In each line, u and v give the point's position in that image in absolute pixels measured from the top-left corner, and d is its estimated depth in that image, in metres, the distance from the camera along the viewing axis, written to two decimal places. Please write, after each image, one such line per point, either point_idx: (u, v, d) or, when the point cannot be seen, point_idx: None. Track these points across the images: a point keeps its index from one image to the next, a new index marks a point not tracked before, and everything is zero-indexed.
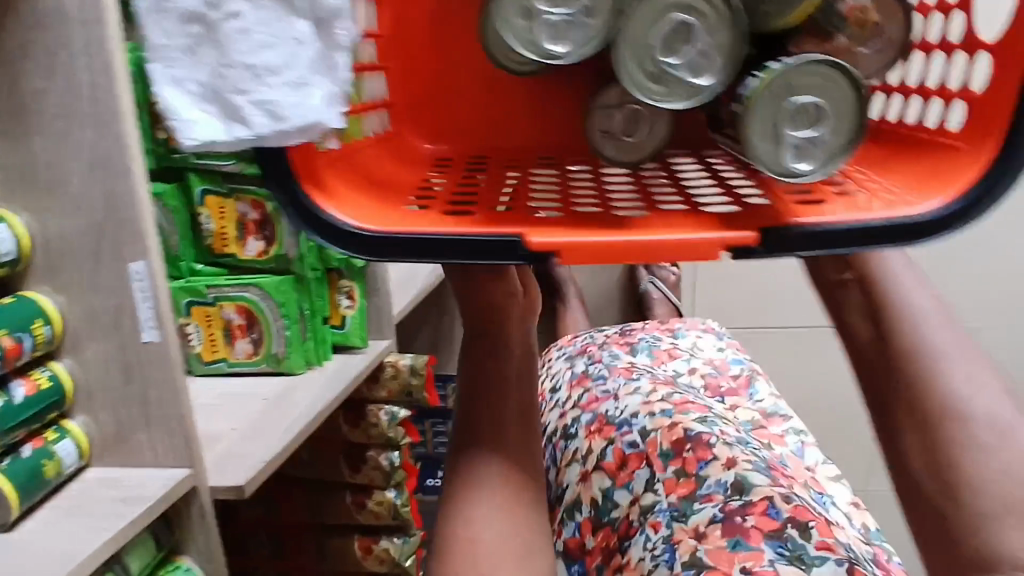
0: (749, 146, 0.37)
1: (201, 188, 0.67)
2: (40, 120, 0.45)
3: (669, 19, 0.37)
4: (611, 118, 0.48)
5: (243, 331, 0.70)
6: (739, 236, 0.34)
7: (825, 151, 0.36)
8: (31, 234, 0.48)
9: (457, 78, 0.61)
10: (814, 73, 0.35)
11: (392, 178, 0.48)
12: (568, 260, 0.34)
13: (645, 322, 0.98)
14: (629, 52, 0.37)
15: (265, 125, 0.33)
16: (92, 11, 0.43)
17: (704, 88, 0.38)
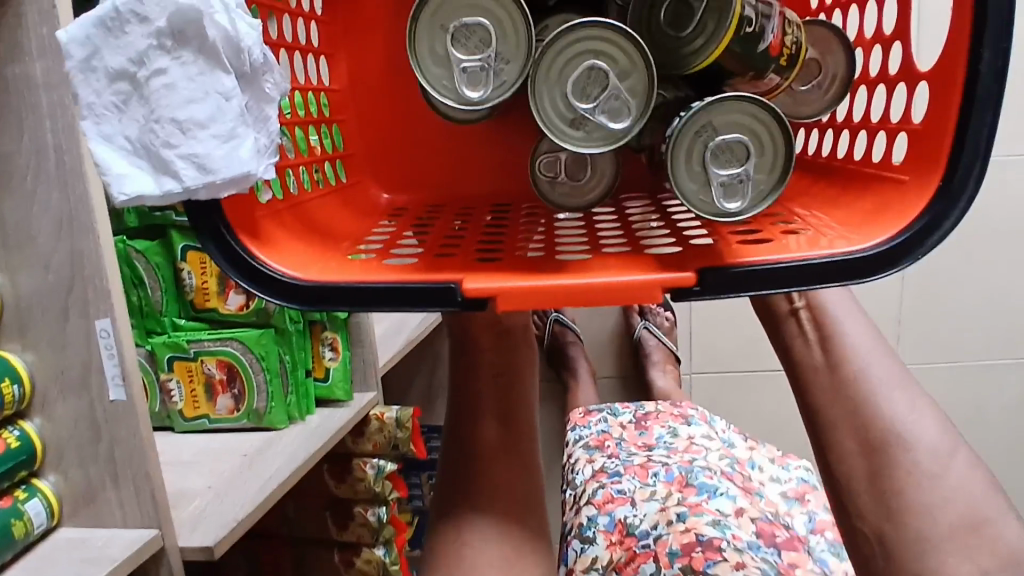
0: (680, 184, 0.39)
1: (182, 244, 0.68)
2: (9, 180, 0.46)
3: (581, 66, 0.40)
4: (557, 163, 0.49)
5: (224, 386, 0.70)
6: (677, 278, 0.36)
7: (746, 192, 0.39)
8: (0, 293, 0.48)
9: (416, 128, 0.63)
10: (732, 113, 0.39)
11: (343, 233, 0.51)
12: (500, 306, 0.36)
13: (661, 405, 1.01)
14: (548, 99, 0.40)
15: (195, 178, 0.34)
16: (59, 75, 0.44)
17: (622, 133, 0.40)
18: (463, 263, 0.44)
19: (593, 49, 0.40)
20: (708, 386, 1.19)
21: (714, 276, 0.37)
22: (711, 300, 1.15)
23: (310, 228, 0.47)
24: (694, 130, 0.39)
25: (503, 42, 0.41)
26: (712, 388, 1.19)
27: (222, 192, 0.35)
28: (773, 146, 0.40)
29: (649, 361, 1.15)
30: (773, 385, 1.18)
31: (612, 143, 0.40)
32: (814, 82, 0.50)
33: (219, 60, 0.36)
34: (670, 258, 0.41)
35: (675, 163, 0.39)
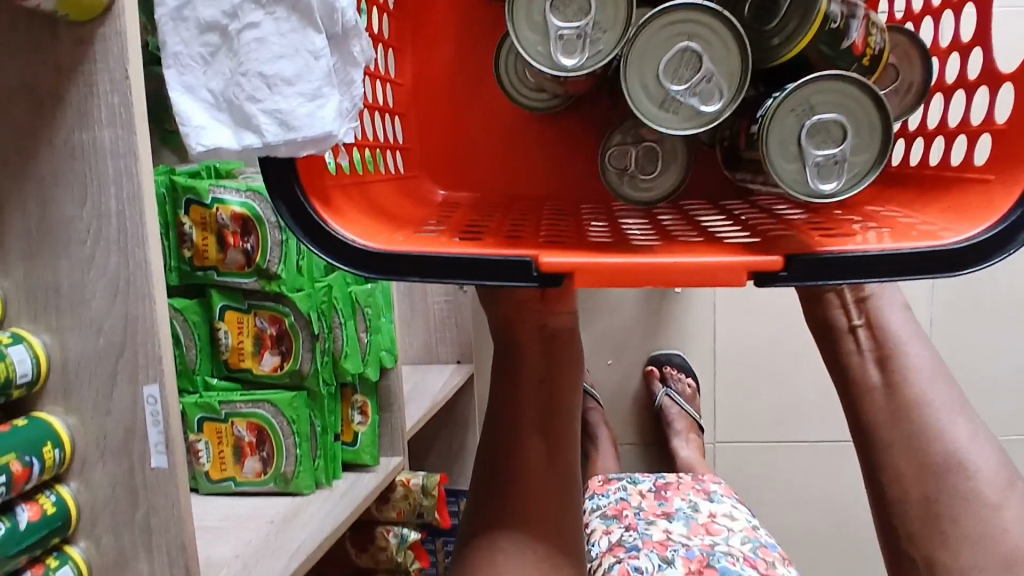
0: (774, 166, 0.42)
1: (221, 303, 0.68)
2: (67, 243, 0.47)
3: (676, 46, 0.43)
4: (627, 156, 0.55)
5: (253, 449, 0.69)
6: (766, 262, 0.38)
7: (841, 173, 0.41)
8: (48, 354, 0.48)
9: (479, 130, 0.67)
10: (831, 95, 0.41)
11: (406, 214, 0.53)
12: (579, 282, 0.37)
13: (684, 478, 1.02)
14: (638, 79, 0.43)
15: (275, 131, 0.39)
16: (126, 145, 0.45)
17: (713, 115, 0.42)
18: (535, 244, 0.45)
19: (691, 32, 0.42)
20: (731, 457, 1.18)
21: (803, 262, 0.38)
22: (737, 369, 1.15)
23: (375, 207, 0.48)
24: (790, 108, 0.42)
25: (602, 12, 0.44)
26: (735, 459, 1.17)
27: (301, 151, 0.39)
28: (871, 126, 0.42)
29: (672, 429, 1.13)
30: (798, 459, 1.16)
31: (704, 126, 0.43)
32: (892, 87, 0.54)
33: (311, 20, 0.41)
34: (751, 247, 0.42)
35: (770, 139, 0.42)
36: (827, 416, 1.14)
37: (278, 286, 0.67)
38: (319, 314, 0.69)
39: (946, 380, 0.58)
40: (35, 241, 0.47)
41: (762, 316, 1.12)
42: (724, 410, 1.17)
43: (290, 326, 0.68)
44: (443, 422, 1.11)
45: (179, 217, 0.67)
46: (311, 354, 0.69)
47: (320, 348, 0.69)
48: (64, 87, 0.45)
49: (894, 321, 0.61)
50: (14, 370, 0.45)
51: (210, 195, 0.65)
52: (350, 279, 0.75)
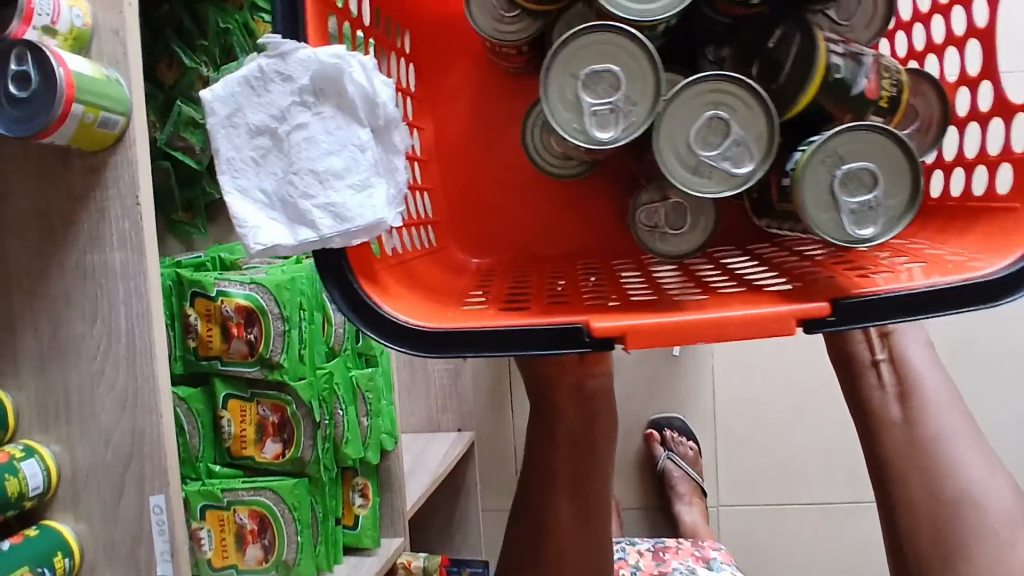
0: (807, 216, 0.37)
1: (224, 392, 0.70)
2: (77, 358, 0.49)
3: (702, 115, 0.38)
4: (656, 213, 0.45)
5: (255, 536, 0.69)
6: (812, 308, 0.34)
7: (877, 219, 0.37)
8: (57, 464, 0.49)
9: (504, 195, 0.59)
10: (862, 140, 0.36)
11: (447, 287, 0.48)
12: (632, 346, 0.34)
13: (683, 541, 1.02)
14: (670, 152, 0.38)
15: (332, 227, 0.35)
16: (136, 266, 0.47)
17: (745, 177, 0.38)
18: (577, 306, 0.41)
19: (716, 99, 0.38)
20: (735, 520, 1.17)
21: (850, 304, 0.34)
22: (737, 431, 1.16)
23: (418, 286, 0.45)
24: (819, 159, 0.37)
25: (631, 85, 0.38)
26: (740, 522, 1.17)
27: (355, 240, 0.36)
28: (898, 168, 0.37)
29: (676, 493, 1.13)
30: (804, 522, 1.16)
31: (738, 187, 0.38)
32: (913, 125, 0.45)
33: (356, 115, 0.37)
34: (790, 292, 0.38)
35: (801, 191, 0.37)
36: (829, 475, 1.14)
37: (279, 375, 0.68)
38: (320, 401, 0.70)
39: (960, 411, 0.56)
40: (48, 358, 0.49)
41: (759, 379, 1.13)
42: (726, 470, 1.17)
43: (292, 413, 0.69)
44: (445, 493, 1.10)
45: (184, 309, 0.68)
46: (312, 443, 0.69)
47: (321, 435, 0.70)
48: (78, 210, 0.47)
49: (915, 351, 0.57)
50: (26, 484, 0.46)
51: (215, 288, 0.67)
52: (351, 363, 0.77)
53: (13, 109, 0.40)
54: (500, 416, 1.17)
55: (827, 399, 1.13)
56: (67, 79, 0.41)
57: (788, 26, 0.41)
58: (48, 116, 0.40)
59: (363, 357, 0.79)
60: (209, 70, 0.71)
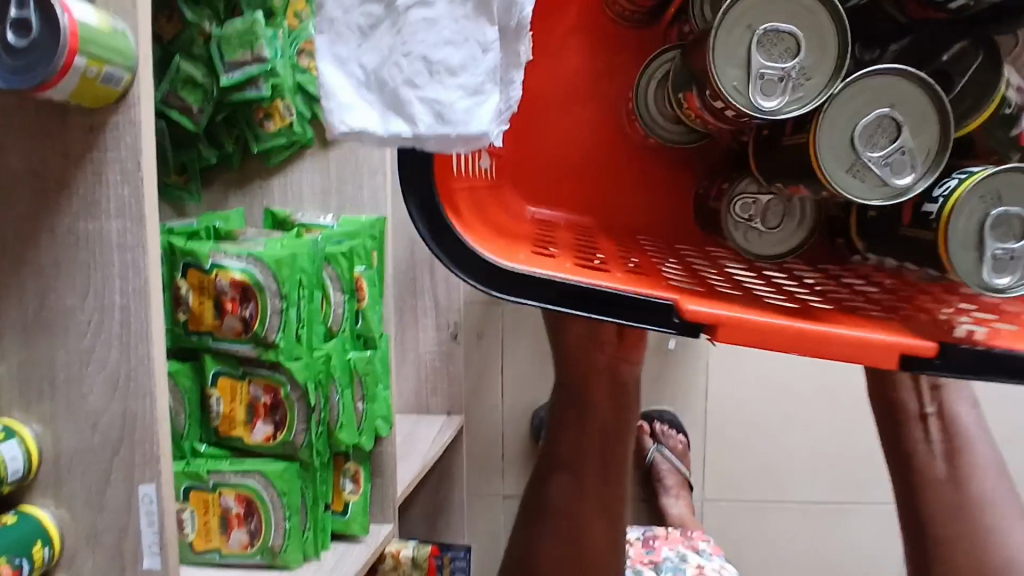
0: (950, 250, 0.41)
1: (214, 369, 0.66)
2: (66, 334, 0.45)
3: (874, 112, 0.43)
4: (753, 206, 0.56)
5: (241, 521, 0.67)
6: (919, 348, 0.39)
7: (1014, 268, 0.41)
8: (39, 444, 0.46)
9: (576, 152, 0.67)
10: (1019, 187, 0.41)
11: (518, 233, 0.50)
12: (718, 337, 0.38)
13: (673, 532, 1.02)
14: (832, 147, 0.43)
15: (429, 124, 0.36)
16: (135, 239, 0.43)
17: (903, 186, 0.43)
18: (665, 282, 0.45)
19: (891, 99, 0.43)
20: (720, 515, 1.17)
21: (956, 352, 0.39)
22: (728, 426, 1.15)
23: (491, 222, 0.48)
24: (980, 196, 0.41)
25: (807, 58, 0.45)
26: (724, 518, 1.17)
27: (451, 145, 0.36)
28: None
29: (662, 486, 1.14)
30: (788, 520, 1.16)
31: (891, 197, 0.43)
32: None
33: (488, 11, 0.35)
34: (888, 321, 0.44)
35: (952, 223, 0.41)
36: (816, 473, 1.15)
37: (275, 354, 0.65)
38: (316, 384, 0.67)
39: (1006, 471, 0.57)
40: (32, 331, 0.45)
41: (754, 375, 1.13)
42: (713, 467, 1.16)
43: (284, 395, 0.66)
44: (430, 476, 1.09)
45: (176, 280, 0.65)
46: (306, 426, 0.66)
47: (315, 419, 0.67)
48: (72, 171, 0.43)
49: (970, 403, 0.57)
50: (5, 468, 0.43)
51: (210, 260, 0.63)
52: (348, 345, 0.73)
53: (6, 58, 0.36)
54: (489, 400, 1.16)
55: (820, 400, 1.13)
56: (71, 27, 0.37)
57: (970, 44, 0.48)
58: (48, 67, 0.37)
59: (362, 339, 0.75)
60: (211, 26, 0.66)
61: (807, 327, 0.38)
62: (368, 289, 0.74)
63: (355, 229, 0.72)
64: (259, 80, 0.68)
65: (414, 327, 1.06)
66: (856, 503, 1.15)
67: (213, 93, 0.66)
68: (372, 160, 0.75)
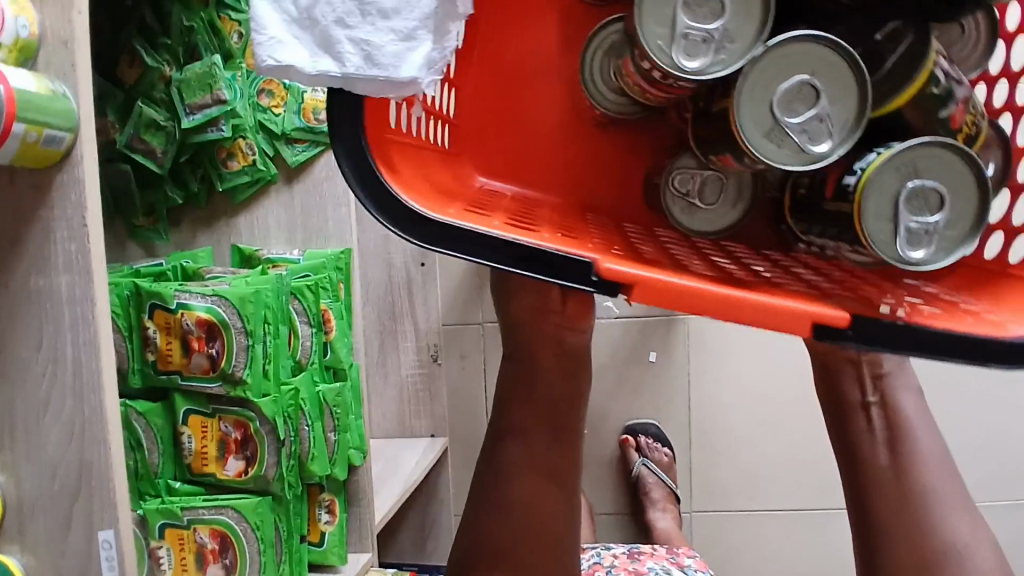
0: (863, 223, 0.37)
1: (184, 407, 0.67)
2: (23, 385, 0.46)
3: (795, 77, 0.37)
4: (692, 180, 0.51)
5: (216, 556, 0.67)
6: (834, 316, 0.34)
7: (932, 243, 0.37)
8: (3, 494, 0.47)
9: (537, 110, 0.57)
10: (938, 156, 0.37)
11: (454, 192, 0.46)
12: (633, 296, 0.33)
13: (658, 548, 1.02)
14: (749, 113, 0.37)
15: (358, 64, 0.34)
16: (83, 293, 0.45)
17: (819, 156, 0.37)
18: (591, 248, 0.40)
19: (812, 67, 0.37)
20: (706, 525, 1.17)
21: (868, 325, 0.35)
22: (711, 437, 1.16)
23: (429, 180, 0.43)
24: (895, 166, 0.37)
25: (734, 20, 0.37)
26: (710, 528, 1.17)
27: (380, 88, 0.35)
28: (966, 196, 0.37)
29: (649, 499, 1.13)
30: (776, 528, 1.16)
31: (807, 164, 0.37)
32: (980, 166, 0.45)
33: None
34: (815, 297, 0.39)
35: (865, 195, 0.37)
36: (802, 480, 1.15)
37: (243, 391, 0.66)
38: (286, 418, 0.68)
39: (952, 469, 0.52)
40: None
41: (735, 385, 1.13)
42: (698, 478, 1.17)
43: (254, 430, 0.67)
44: (415, 498, 1.09)
45: (144, 321, 0.66)
46: (277, 459, 0.67)
47: (286, 452, 0.68)
48: (21, 227, 0.44)
49: (908, 398, 0.54)
50: None
51: (175, 301, 0.65)
52: (318, 377, 0.74)
53: None
54: (472, 419, 1.16)
55: (802, 407, 1.13)
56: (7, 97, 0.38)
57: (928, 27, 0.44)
58: None
59: (331, 370, 0.76)
60: (172, 70, 0.68)
61: (729, 291, 0.33)
62: (335, 321, 0.75)
63: (319, 262, 0.74)
64: (219, 121, 0.69)
65: (394, 349, 1.08)
66: (843, 508, 1.15)
67: (175, 135, 0.68)
68: (337, 192, 0.76)
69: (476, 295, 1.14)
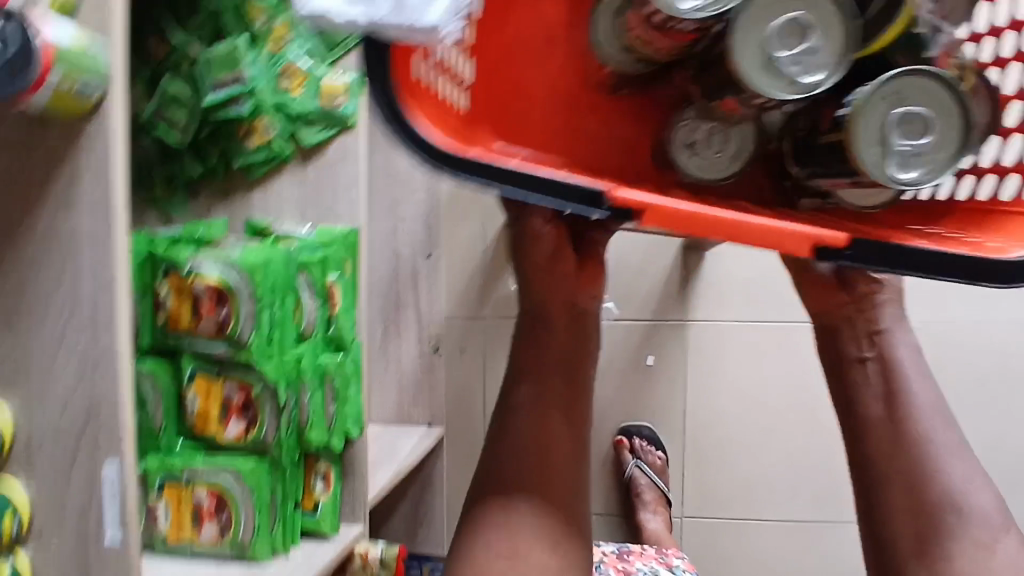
0: (858, 149, 0.45)
1: (191, 367, 0.70)
2: (40, 321, 0.49)
3: (787, 16, 0.44)
4: (695, 130, 0.56)
5: (212, 514, 0.70)
6: (830, 237, 0.40)
7: (920, 164, 0.44)
8: (13, 426, 0.50)
9: (547, 73, 0.60)
10: (922, 88, 0.44)
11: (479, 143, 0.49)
12: (646, 221, 0.39)
13: (647, 547, 1.03)
14: (748, 49, 0.45)
15: (387, 12, 0.37)
16: (105, 235, 0.48)
17: (808, 85, 0.46)
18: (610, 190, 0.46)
19: (800, 6, 0.45)
20: (699, 531, 1.18)
21: (865, 245, 0.40)
22: (706, 442, 1.16)
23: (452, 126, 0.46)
24: (883, 97, 0.44)
25: None
26: (702, 535, 1.18)
27: (404, 35, 0.38)
28: (951, 122, 0.44)
29: (641, 501, 1.13)
30: (767, 537, 1.17)
31: (796, 93, 0.46)
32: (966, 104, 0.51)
33: None
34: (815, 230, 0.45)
35: (856, 126, 0.45)
36: (796, 490, 1.16)
37: (248, 355, 0.68)
38: (288, 383, 0.71)
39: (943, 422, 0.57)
40: (13, 318, 0.49)
41: (731, 391, 1.15)
42: (692, 483, 1.17)
43: (256, 394, 0.70)
44: (409, 486, 1.11)
45: (157, 285, 0.69)
46: (277, 425, 0.70)
47: (286, 419, 0.71)
48: (48, 172, 0.48)
49: (907, 354, 0.58)
50: None
51: (188, 266, 0.67)
52: (320, 349, 0.77)
53: None
54: (470, 413, 1.18)
55: (798, 417, 1.14)
56: (45, 48, 0.42)
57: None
58: (22, 82, 0.42)
59: (334, 344, 0.78)
60: (198, 48, 0.71)
61: (729, 215, 0.39)
62: (341, 294, 0.78)
63: (328, 238, 0.76)
64: (241, 99, 0.72)
65: (396, 338, 1.10)
66: (835, 521, 1.16)
67: (198, 110, 0.71)
68: (348, 175, 0.79)
69: (479, 292, 1.16)
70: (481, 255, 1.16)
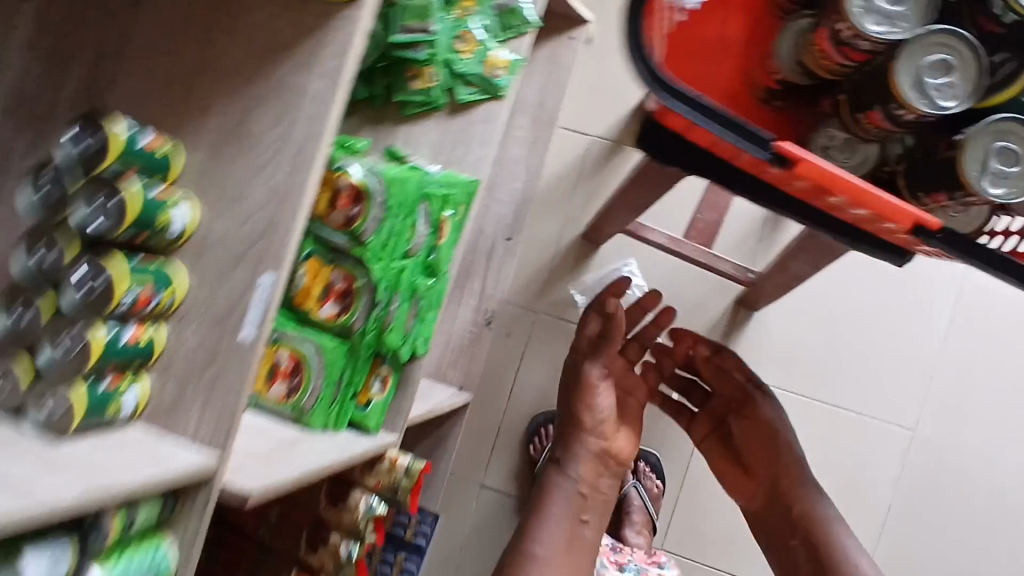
0: (968, 166, 0.67)
1: (309, 248, 0.79)
2: (249, 148, 0.59)
3: (934, 56, 0.65)
4: (833, 139, 0.83)
5: (286, 376, 0.79)
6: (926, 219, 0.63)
7: (1008, 184, 0.67)
8: (195, 223, 0.59)
9: (719, 44, 0.87)
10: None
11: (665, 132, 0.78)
12: (802, 166, 0.63)
13: (636, 549, 1.12)
14: (906, 66, 0.66)
15: None
16: (327, 95, 0.58)
17: (949, 107, 0.66)
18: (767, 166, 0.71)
19: (949, 51, 0.65)
20: None
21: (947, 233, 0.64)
22: (701, 486, 1.23)
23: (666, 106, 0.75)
24: (996, 131, 0.66)
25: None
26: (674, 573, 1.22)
27: None
28: None
29: (628, 519, 1.19)
30: None
31: (936, 111, 0.66)
32: None
33: None
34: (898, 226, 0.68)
35: (968, 152, 0.67)
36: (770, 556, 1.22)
37: (363, 251, 0.77)
38: (386, 287, 0.81)
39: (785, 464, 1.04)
40: (227, 139, 0.59)
41: None
42: (679, 522, 1.23)
43: (358, 286, 0.79)
44: (425, 438, 1.19)
45: None
46: (365, 316, 0.80)
47: (374, 314, 0.80)
48: (300, 35, 0.58)
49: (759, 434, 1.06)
50: (171, 222, 0.56)
51: (340, 163, 0.76)
52: (417, 270, 0.86)
53: None
54: (498, 392, 1.27)
55: None
56: None
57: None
58: None
59: (428, 270, 0.88)
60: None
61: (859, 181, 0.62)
62: (447, 230, 0.88)
63: (454, 181, 0.86)
64: (420, 46, 0.85)
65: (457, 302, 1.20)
66: None
67: (383, 45, 0.82)
68: (486, 134, 0.90)
69: (541, 286, 1.26)
70: (553, 254, 1.26)
